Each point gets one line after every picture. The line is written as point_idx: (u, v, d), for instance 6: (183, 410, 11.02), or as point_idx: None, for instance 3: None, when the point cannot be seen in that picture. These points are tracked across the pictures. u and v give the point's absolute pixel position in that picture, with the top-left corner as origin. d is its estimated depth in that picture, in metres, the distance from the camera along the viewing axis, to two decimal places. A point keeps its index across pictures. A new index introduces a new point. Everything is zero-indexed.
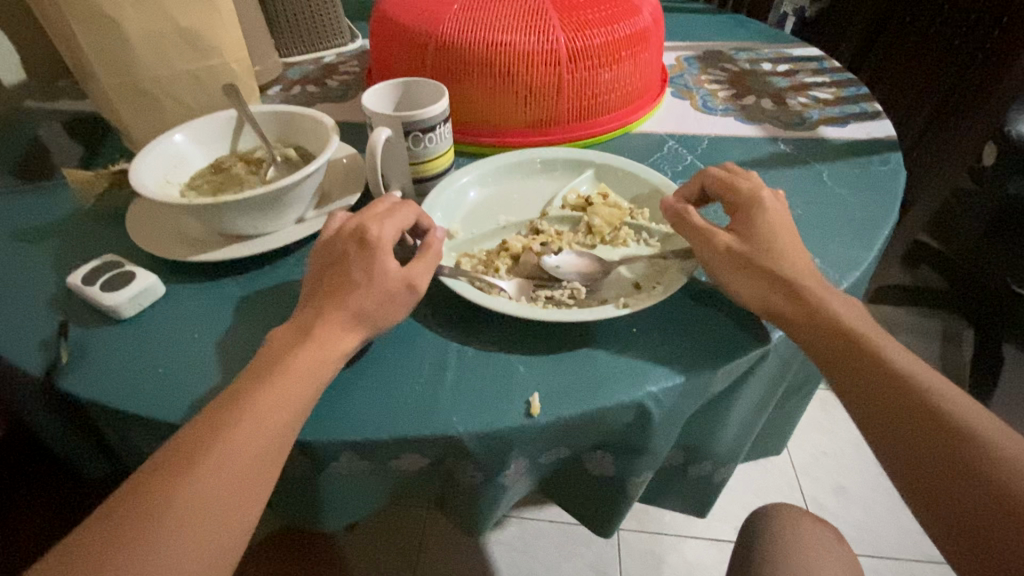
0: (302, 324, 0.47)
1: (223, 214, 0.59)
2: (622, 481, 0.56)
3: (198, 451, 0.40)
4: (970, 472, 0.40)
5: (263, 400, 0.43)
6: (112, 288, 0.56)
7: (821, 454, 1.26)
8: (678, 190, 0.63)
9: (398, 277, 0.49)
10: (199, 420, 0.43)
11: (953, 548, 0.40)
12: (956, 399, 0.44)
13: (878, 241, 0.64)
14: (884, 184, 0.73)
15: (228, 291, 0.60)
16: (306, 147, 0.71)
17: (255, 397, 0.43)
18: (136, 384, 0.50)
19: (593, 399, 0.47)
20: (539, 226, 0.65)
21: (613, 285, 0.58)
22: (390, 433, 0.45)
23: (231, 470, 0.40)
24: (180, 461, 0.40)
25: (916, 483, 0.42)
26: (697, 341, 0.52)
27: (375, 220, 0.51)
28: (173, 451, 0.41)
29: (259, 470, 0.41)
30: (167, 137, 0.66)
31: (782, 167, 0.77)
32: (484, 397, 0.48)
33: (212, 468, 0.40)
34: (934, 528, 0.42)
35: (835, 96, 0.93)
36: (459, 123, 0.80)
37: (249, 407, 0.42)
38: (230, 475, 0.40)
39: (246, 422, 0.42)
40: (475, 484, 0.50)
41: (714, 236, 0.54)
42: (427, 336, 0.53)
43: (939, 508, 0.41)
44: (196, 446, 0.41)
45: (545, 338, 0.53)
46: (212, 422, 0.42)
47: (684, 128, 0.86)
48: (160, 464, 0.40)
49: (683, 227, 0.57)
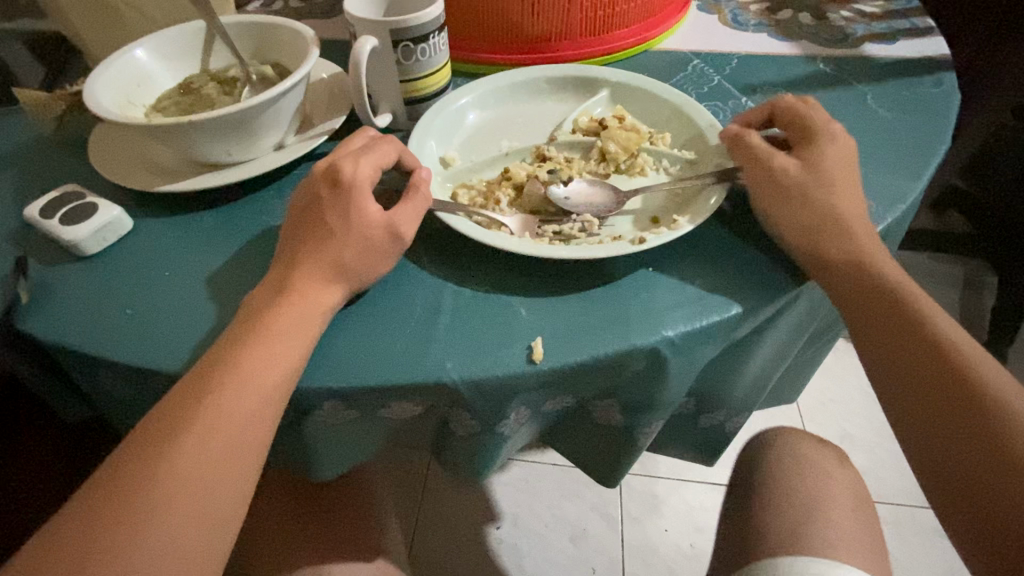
0: (281, 276, 0.43)
1: (191, 137, 0.53)
2: (631, 432, 0.52)
3: (180, 422, 0.38)
4: (985, 443, 0.39)
5: (246, 362, 0.39)
6: (73, 220, 0.51)
7: (829, 401, 1.23)
8: (742, 113, 0.56)
9: (381, 224, 0.44)
10: (178, 387, 0.39)
11: (959, 517, 0.40)
12: (989, 369, 0.41)
13: (928, 172, 0.57)
14: (935, 108, 0.64)
15: (202, 224, 0.54)
16: (285, 64, 0.63)
17: (236, 355, 0.39)
18: (102, 327, 0.45)
19: (603, 345, 0.43)
20: (546, 152, 0.58)
21: (628, 219, 0.52)
22: (377, 380, 0.41)
23: (218, 441, 0.38)
24: (162, 434, 0.37)
25: (927, 451, 0.41)
26: (721, 282, 0.46)
27: (350, 157, 0.46)
28: (153, 423, 0.38)
29: (247, 440, 0.38)
30: (126, 51, 0.58)
31: (820, 89, 0.68)
32: (482, 342, 0.43)
33: (197, 440, 0.37)
34: (941, 495, 0.41)
35: (882, 8, 0.82)
36: (458, 38, 0.71)
37: (230, 365, 0.39)
38: (218, 445, 0.38)
39: (229, 387, 0.38)
40: (472, 435, 0.47)
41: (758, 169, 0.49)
42: (421, 276, 0.48)
43: (949, 476, 0.40)
44: (178, 417, 0.38)
45: (551, 277, 0.47)
46: (191, 390, 0.39)
47: (710, 45, 0.76)
48: (141, 437, 0.38)
49: (740, 149, 0.51)
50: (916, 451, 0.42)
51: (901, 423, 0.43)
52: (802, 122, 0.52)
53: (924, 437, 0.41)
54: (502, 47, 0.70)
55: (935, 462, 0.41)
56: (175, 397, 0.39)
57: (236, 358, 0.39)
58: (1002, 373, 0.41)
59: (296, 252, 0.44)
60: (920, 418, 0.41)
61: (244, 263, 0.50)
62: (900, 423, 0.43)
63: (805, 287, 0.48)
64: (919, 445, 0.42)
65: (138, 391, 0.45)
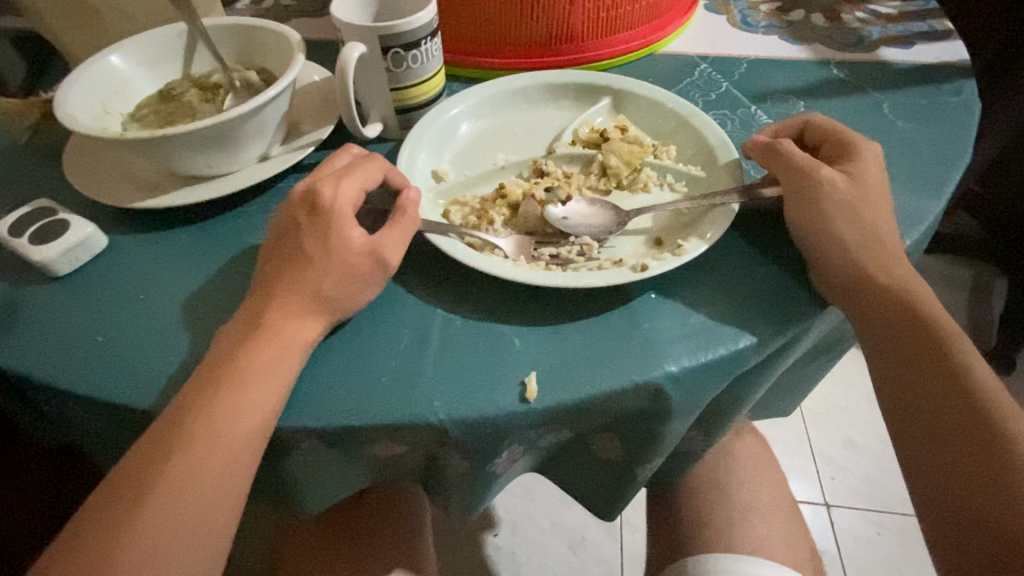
0: (258, 306, 0.40)
1: (168, 151, 0.50)
2: (631, 465, 0.49)
3: (150, 479, 0.35)
4: (998, 495, 0.36)
5: (217, 410, 0.37)
6: (43, 238, 0.48)
7: (834, 407, 1.20)
8: (774, 128, 0.54)
9: (365, 249, 0.42)
10: (144, 440, 0.37)
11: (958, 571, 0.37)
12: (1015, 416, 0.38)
13: (949, 189, 0.53)
14: (954, 118, 0.61)
15: (181, 243, 0.52)
16: (270, 69, 0.59)
17: (206, 402, 0.37)
18: (70, 356, 0.43)
19: (601, 381, 0.40)
20: (544, 166, 0.55)
21: (630, 240, 0.49)
22: (358, 419, 0.38)
23: (190, 497, 0.35)
24: (130, 496, 0.35)
25: (934, 497, 0.38)
26: (729, 310, 0.44)
27: (329, 181, 0.44)
28: (120, 483, 0.36)
29: (222, 493, 0.36)
30: (102, 57, 0.55)
31: (833, 97, 0.65)
32: (472, 377, 0.40)
33: (167, 498, 0.35)
34: (941, 545, 0.38)
35: (899, 9, 0.78)
36: (454, 40, 0.68)
37: (200, 413, 0.36)
38: (191, 502, 0.35)
39: (199, 440, 0.36)
40: (462, 473, 0.44)
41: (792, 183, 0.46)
42: (409, 302, 0.45)
43: (953, 526, 0.37)
44: (146, 474, 0.35)
45: (548, 305, 0.44)
46: (158, 443, 0.36)
47: (718, 48, 0.73)
48: (109, 495, 0.35)
49: (772, 159, 0.48)
50: (926, 500, 0.39)
51: (912, 469, 0.40)
52: (838, 136, 0.50)
53: (937, 485, 0.38)
54: (502, 51, 0.67)
55: (947, 514, 0.38)
56: (141, 452, 0.36)
57: (207, 405, 0.37)
58: None
59: (273, 280, 0.41)
60: (933, 465, 0.39)
61: (222, 285, 0.48)
62: (911, 468, 0.40)
63: (827, 313, 0.45)
64: (929, 492, 0.39)
65: (108, 424, 0.43)
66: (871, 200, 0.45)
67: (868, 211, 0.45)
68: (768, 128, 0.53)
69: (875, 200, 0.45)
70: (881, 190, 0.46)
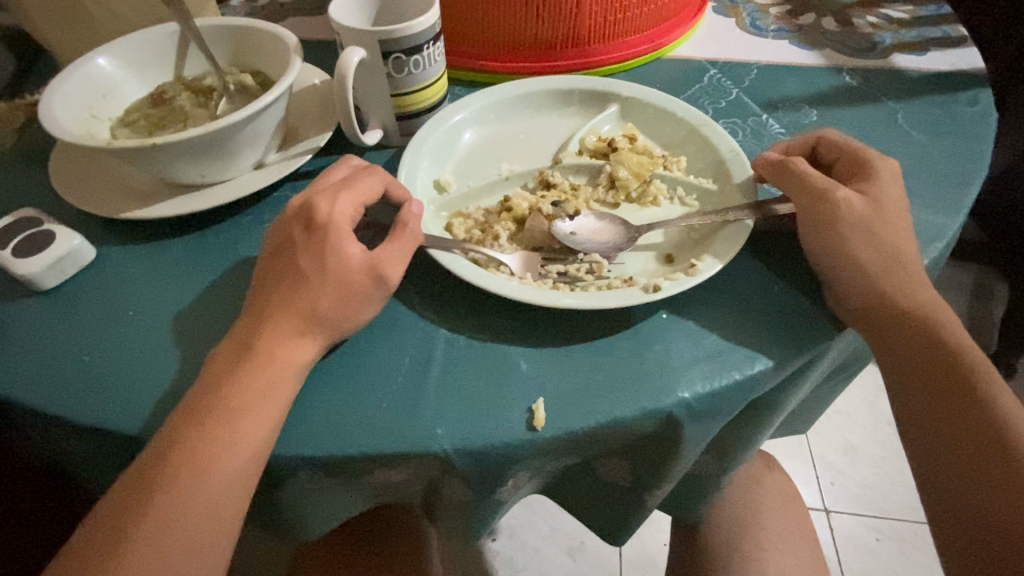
0: (250, 329, 0.38)
1: (158, 160, 0.47)
2: (639, 489, 0.48)
3: (130, 524, 0.33)
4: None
5: (202, 445, 0.35)
6: (28, 250, 0.46)
7: (835, 412, 1.19)
8: (785, 141, 0.52)
9: (364, 268, 0.40)
10: (125, 480, 0.35)
11: None
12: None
13: (967, 204, 0.52)
14: (970, 129, 0.60)
15: (172, 255, 0.49)
16: (266, 73, 0.57)
17: (191, 436, 0.35)
18: (54, 377, 0.41)
19: (611, 409, 0.38)
20: (550, 178, 0.53)
21: (639, 258, 0.48)
22: (357, 447, 0.36)
23: (175, 542, 0.33)
24: (108, 543, 0.33)
25: (954, 530, 0.37)
26: (744, 331, 0.42)
27: (327, 194, 0.42)
28: (104, 523, 0.33)
29: (209, 536, 0.34)
30: (89, 59, 0.52)
31: (845, 105, 0.63)
32: (476, 404, 0.38)
33: (150, 543, 0.33)
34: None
35: (911, 14, 0.76)
36: (456, 44, 0.65)
37: (185, 448, 0.34)
38: (175, 548, 0.33)
39: (184, 478, 0.34)
40: (465, 500, 0.42)
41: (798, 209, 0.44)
42: (411, 322, 0.43)
43: (974, 563, 0.36)
44: (126, 517, 0.33)
45: (556, 326, 0.43)
46: (142, 483, 0.34)
47: (727, 53, 0.71)
48: (94, 532, 0.33)
49: (788, 176, 0.46)
50: (946, 533, 0.37)
51: (932, 499, 0.39)
52: (852, 154, 0.48)
53: (959, 518, 0.37)
54: (506, 55, 0.65)
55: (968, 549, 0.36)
56: (122, 492, 0.34)
57: (192, 439, 0.35)
58: None
59: (266, 300, 0.39)
60: (954, 497, 0.37)
61: (214, 300, 0.46)
62: (931, 497, 0.38)
63: (843, 335, 0.44)
64: (948, 524, 0.37)
65: (94, 449, 0.41)
66: (890, 218, 0.44)
67: (887, 230, 0.43)
68: (780, 144, 0.52)
69: (894, 218, 0.44)
70: (899, 208, 0.45)
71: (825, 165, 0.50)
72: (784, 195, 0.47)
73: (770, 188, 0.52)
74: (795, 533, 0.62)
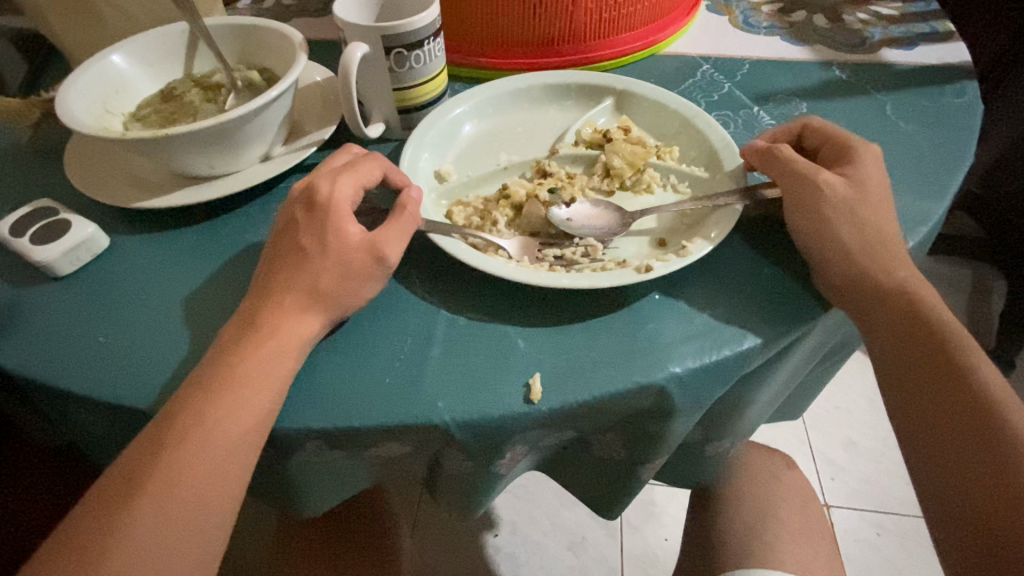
0: (256, 307, 0.40)
1: (168, 151, 0.49)
2: (633, 465, 0.49)
3: (140, 484, 0.35)
4: (1004, 493, 0.36)
5: (208, 412, 0.36)
6: (45, 238, 0.48)
7: (835, 408, 1.20)
8: (772, 131, 0.53)
9: (364, 248, 0.41)
10: (138, 443, 0.36)
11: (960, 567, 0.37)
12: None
13: (952, 191, 0.53)
14: (958, 119, 0.61)
15: (182, 241, 0.51)
16: (272, 69, 0.59)
17: (198, 404, 0.36)
18: (70, 356, 0.43)
19: (606, 383, 0.40)
20: (546, 167, 0.55)
21: (633, 243, 0.49)
22: (361, 420, 0.38)
23: (180, 501, 0.35)
24: (117, 501, 0.34)
25: (939, 495, 0.38)
26: (733, 309, 0.44)
27: (329, 179, 0.44)
28: (117, 481, 0.35)
29: (214, 498, 0.36)
30: (103, 56, 0.55)
31: (835, 98, 0.64)
32: (475, 378, 0.40)
33: (155, 502, 0.34)
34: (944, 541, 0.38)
35: (900, 10, 0.78)
36: (456, 41, 0.68)
37: (193, 415, 0.36)
38: (183, 504, 0.35)
39: (191, 443, 0.35)
40: (466, 472, 0.44)
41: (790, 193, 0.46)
42: (412, 303, 0.45)
43: (959, 525, 0.37)
44: (139, 476, 0.35)
45: (553, 306, 0.44)
46: (153, 445, 0.36)
47: (720, 49, 0.73)
48: (108, 489, 0.35)
49: (774, 163, 0.48)
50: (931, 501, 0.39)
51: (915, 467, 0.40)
52: (837, 140, 0.49)
53: (943, 486, 0.38)
54: (505, 52, 0.67)
55: (952, 514, 0.37)
56: (133, 454, 0.36)
57: (200, 407, 0.36)
58: None
59: (270, 279, 0.41)
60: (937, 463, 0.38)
61: (222, 284, 0.48)
62: (914, 466, 0.40)
63: (829, 314, 0.45)
64: (932, 490, 0.39)
65: (109, 425, 0.42)
66: (872, 201, 0.45)
67: (870, 212, 0.45)
68: (766, 133, 0.54)
69: (876, 201, 0.45)
70: (881, 191, 0.46)
71: (811, 154, 0.52)
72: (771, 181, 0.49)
73: (760, 175, 0.53)
74: (790, 517, 0.63)
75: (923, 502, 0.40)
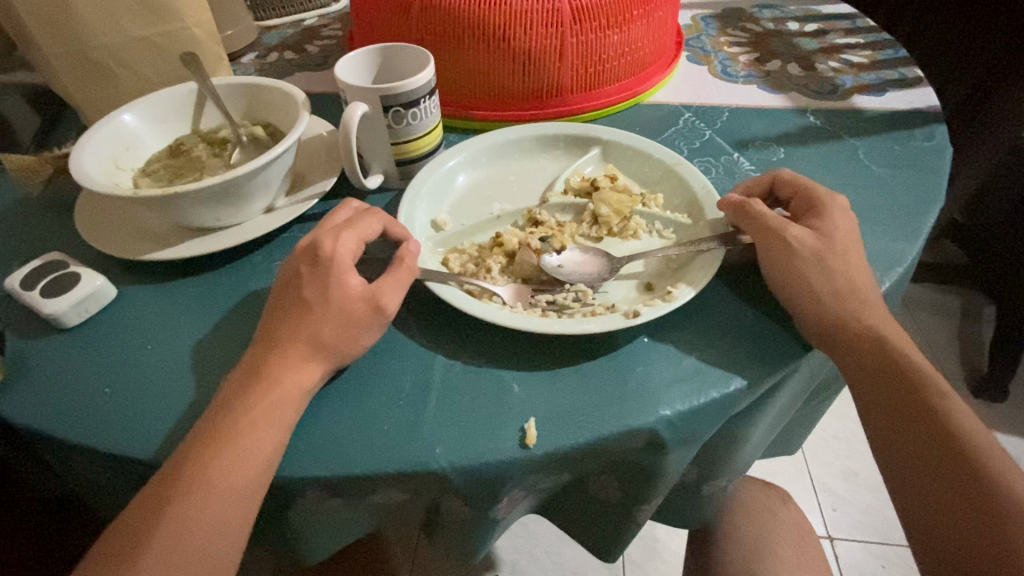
0: (260, 359, 0.41)
1: (176, 207, 0.51)
2: (629, 506, 0.50)
3: (145, 536, 0.36)
4: (986, 529, 0.38)
5: (213, 463, 0.37)
6: (55, 291, 0.49)
7: (832, 437, 1.20)
8: (747, 181, 0.56)
9: (363, 297, 0.43)
10: (144, 495, 0.37)
11: None
12: (999, 458, 0.40)
13: (924, 232, 0.56)
14: (927, 162, 0.64)
15: (188, 292, 0.53)
16: (276, 125, 0.62)
17: (203, 456, 0.37)
18: (77, 408, 0.44)
19: (598, 426, 0.41)
20: (538, 215, 0.58)
21: (622, 287, 0.52)
22: (360, 468, 0.39)
23: (183, 554, 0.35)
24: (123, 555, 0.35)
25: (926, 532, 0.40)
26: (720, 350, 0.45)
27: (331, 234, 0.46)
28: (123, 534, 0.36)
29: (216, 549, 0.36)
30: (115, 116, 0.57)
31: (811, 143, 0.68)
32: (471, 425, 0.41)
33: (161, 554, 0.35)
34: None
35: (869, 59, 0.83)
36: (450, 95, 0.71)
37: (197, 466, 0.37)
38: (187, 557, 0.35)
39: (196, 495, 0.36)
40: (464, 518, 0.45)
41: (770, 239, 0.48)
42: (411, 350, 0.46)
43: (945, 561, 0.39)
44: (145, 529, 0.36)
45: (546, 351, 0.46)
46: (159, 499, 0.36)
47: (701, 98, 0.77)
48: (116, 542, 0.36)
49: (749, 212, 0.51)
50: (918, 540, 0.40)
51: (903, 503, 0.41)
52: (807, 191, 0.52)
53: (928, 524, 0.39)
54: (496, 104, 0.71)
55: (939, 550, 0.39)
56: (139, 508, 0.37)
57: (204, 457, 0.37)
58: (1001, 454, 0.40)
59: (274, 331, 0.43)
60: (922, 500, 0.40)
61: (227, 334, 0.49)
62: (904, 502, 0.41)
63: (810, 355, 0.47)
64: (920, 528, 0.40)
65: (114, 475, 0.43)
66: (845, 247, 0.48)
67: (843, 257, 0.47)
68: (742, 184, 0.56)
69: (847, 246, 0.48)
70: (851, 235, 0.49)
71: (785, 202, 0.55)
72: (743, 232, 0.51)
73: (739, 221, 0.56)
74: (789, 553, 0.63)
75: (911, 539, 0.41)
